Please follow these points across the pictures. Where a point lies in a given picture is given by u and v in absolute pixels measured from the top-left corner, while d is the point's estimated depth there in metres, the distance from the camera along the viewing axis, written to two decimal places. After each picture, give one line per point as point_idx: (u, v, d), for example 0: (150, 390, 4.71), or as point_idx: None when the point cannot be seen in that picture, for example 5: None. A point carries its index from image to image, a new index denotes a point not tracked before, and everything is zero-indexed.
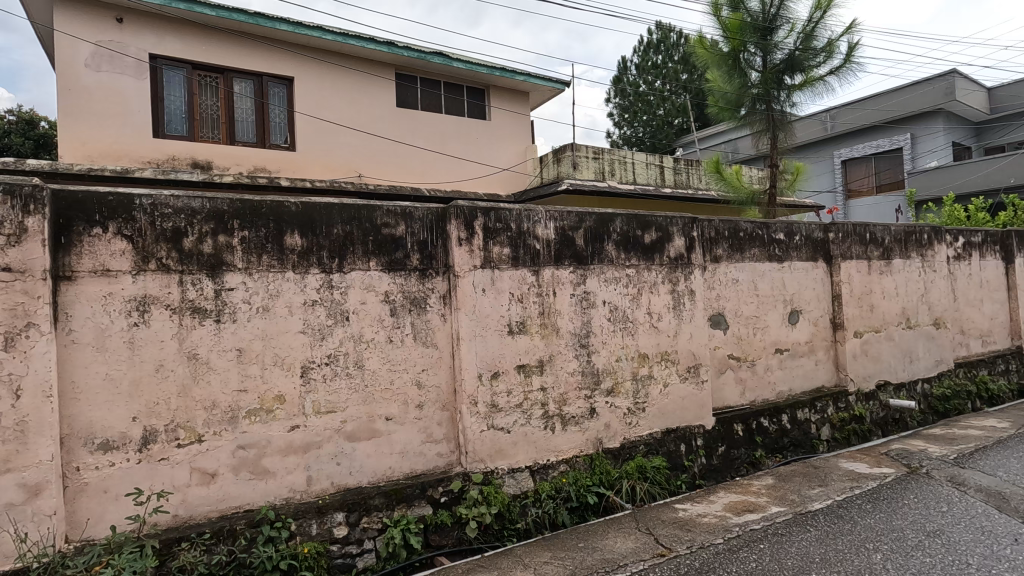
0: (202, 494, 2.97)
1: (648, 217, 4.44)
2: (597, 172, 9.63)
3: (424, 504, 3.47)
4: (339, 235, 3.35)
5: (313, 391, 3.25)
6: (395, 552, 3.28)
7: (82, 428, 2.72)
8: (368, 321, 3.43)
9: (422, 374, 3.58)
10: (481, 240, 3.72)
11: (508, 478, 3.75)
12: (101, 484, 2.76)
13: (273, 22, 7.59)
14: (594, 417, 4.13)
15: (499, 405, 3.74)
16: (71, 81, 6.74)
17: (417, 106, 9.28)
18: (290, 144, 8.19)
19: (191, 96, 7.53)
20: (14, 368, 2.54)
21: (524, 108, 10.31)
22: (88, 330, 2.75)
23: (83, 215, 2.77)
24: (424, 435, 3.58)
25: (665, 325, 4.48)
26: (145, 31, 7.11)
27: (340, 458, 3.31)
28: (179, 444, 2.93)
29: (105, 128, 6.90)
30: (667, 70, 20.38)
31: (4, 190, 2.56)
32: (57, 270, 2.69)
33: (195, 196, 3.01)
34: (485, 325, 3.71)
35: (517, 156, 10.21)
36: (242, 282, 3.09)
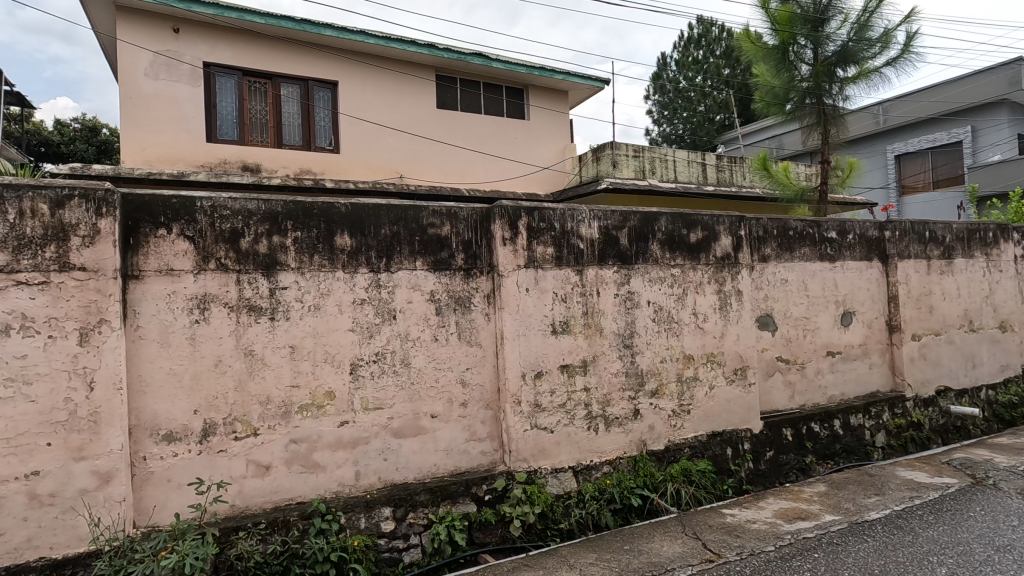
0: (257, 486, 3.08)
1: (693, 216, 4.36)
2: (638, 170, 9.49)
3: (468, 501, 3.50)
4: (387, 235, 3.42)
5: (361, 388, 3.33)
6: (440, 548, 3.32)
7: (148, 420, 2.87)
8: (415, 318, 3.48)
9: (467, 372, 3.62)
10: (526, 240, 3.73)
11: (551, 478, 3.75)
12: (165, 473, 2.90)
13: (318, 28, 7.79)
14: (638, 419, 4.08)
15: (543, 405, 3.75)
16: (132, 89, 7.10)
17: (457, 107, 9.36)
18: (334, 146, 8.39)
19: (242, 101, 7.81)
20: (88, 361, 2.69)
21: (563, 107, 10.25)
22: (153, 327, 2.89)
23: (148, 217, 2.90)
24: (469, 433, 3.62)
25: (711, 326, 4.39)
26: (199, 41, 7.42)
27: (387, 453, 3.38)
28: (237, 436, 3.04)
29: (163, 134, 7.24)
30: (709, 65, 19.93)
31: (79, 195, 2.72)
32: (126, 270, 2.83)
33: (251, 199, 3.12)
34: (529, 325, 3.72)
35: (556, 155, 10.16)
36: (295, 281, 3.19)
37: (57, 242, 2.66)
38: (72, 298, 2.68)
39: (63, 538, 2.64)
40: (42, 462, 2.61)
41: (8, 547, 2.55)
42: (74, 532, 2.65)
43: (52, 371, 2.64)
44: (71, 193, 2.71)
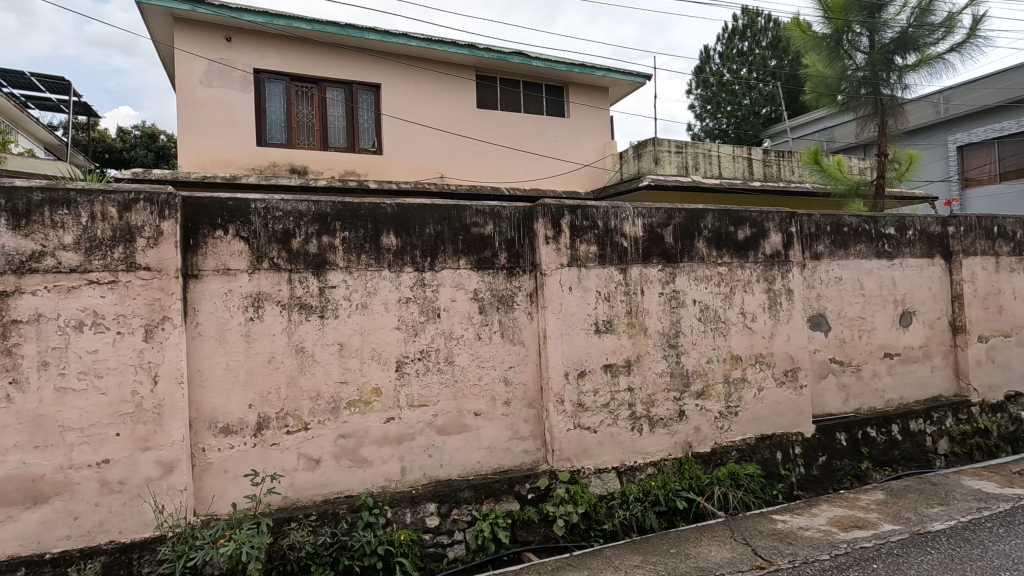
0: (308, 478, 3.17)
1: (741, 213, 4.24)
2: (681, 167, 9.31)
3: (511, 500, 3.51)
4: (431, 235, 3.46)
5: (407, 385, 3.38)
6: (484, 545, 3.35)
7: (206, 413, 3.00)
8: (458, 317, 3.51)
9: (510, 371, 3.63)
10: (569, 238, 3.71)
11: (595, 478, 3.72)
12: (222, 464, 3.03)
13: (362, 32, 7.95)
14: (683, 420, 4.00)
15: (586, 405, 3.72)
16: (188, 97, 7.43)
17: (497, 106, 9.39)
18: (377, 147, 8.56)
19: (290, 106, 8.06)
20: (153, 356, 2.84)
21: (605, 103, 10.13)
22: (211, 324, 3.01)
23: (207, 218, 3.02)
24: (511, 432, 3.63)
25: (760, 325, 4.26)
26: (250, 48, 7.69)
27: (432, 450, 3.43)
28: (288, 430, 3.14)
29: (217, 138, 7.55)
30: (755, 57, 19.35)
31: (144, 198, 2.87)
32: (187, 270, 2.96)
33: (301, 200, 3.22)
34: (572, 324, 3.70)
35: (597, 152, 10.06)
36: (344, 280, 3.27)
37: (125, 243, 2.81)
38: (138, 296, 2.82)
39: (130, 524, 2.79)
40: (111, 451, 2.77)
41: (82, 530, 2.72)
42: (140, 518, 2.81)
43: (121, 365, 2.79)
44: (136, 197, 2.86)
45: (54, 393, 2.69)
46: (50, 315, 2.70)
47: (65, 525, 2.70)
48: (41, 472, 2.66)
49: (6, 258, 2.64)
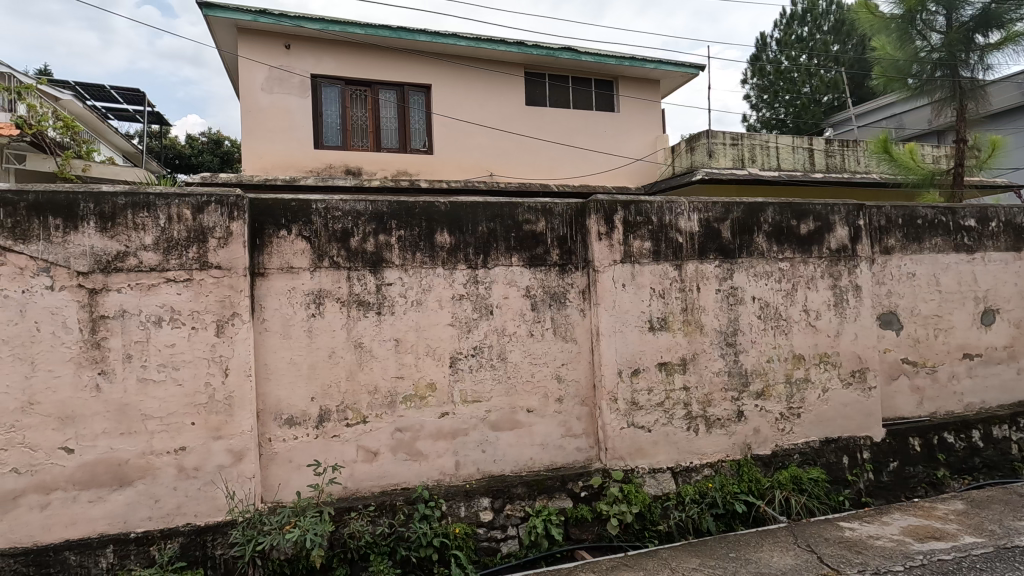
0: (366, 470, 3.27)
1: (803, 206, 4.06)
2: (736, 159, 9.01)
3: (564, 497, 3.51)
4: (484, 233, 3.49)
5: (460, 381, 3.43)
6: (537, 541, 3.36)
7: (272, 405, 3.14)
8: (510, 313, 3.53)
9: (562, 368, 3.62)
10: (622, 235, 3.65)
11: (649, 478, 3.66)
12: (287, 454, 3.16)
13: (413, 34, 8.10)
14: (742, 420, 3.88)
15: (639, 403, 3.66)
16: (251, 103, 7.79)
17: (546, 103, 9.36)
18: (428, 147, 8.70)
19: (345, 109, 8.32)
20: (224, 350, 3.00)
21: (656, 96, 9.91)
22: (276, 320, 3.15)
23: (272, 219, 3.16)
24: (564, 429, 3.62)
25: (825, 323, 4.06)
26: (308, 54, 7.98)
27: (485, 445, 3.46)
28: (348, 423, 3.25)
29: (277, 142, 7.88)
30: (815, 43, 18.61)
31: (215, 201, 3.02)
32: (253, 268, 3.10)
33: (359, 200, 3.31)
34: (625, 321, 3.64)
35: (648, 146, 9.85)
36: (399, 277, 3.35)
37: (198, 244, 2.98)
38: (211, 293, 2.99)
39: (205, 508, 2.96)
40: (188, 439, 2.94)
41: (162, 512, 2.91)
42: (213, 503, 2.97)
43: (195, 358, 2.96)
44: (208, 199, 3.02)
45: (137, 383, 2.89)
46: (133, 311, 2.89)
47: (147, 507, 2.89)
48: (127, 456, 2.87)
49: (94, 258, 2.85)
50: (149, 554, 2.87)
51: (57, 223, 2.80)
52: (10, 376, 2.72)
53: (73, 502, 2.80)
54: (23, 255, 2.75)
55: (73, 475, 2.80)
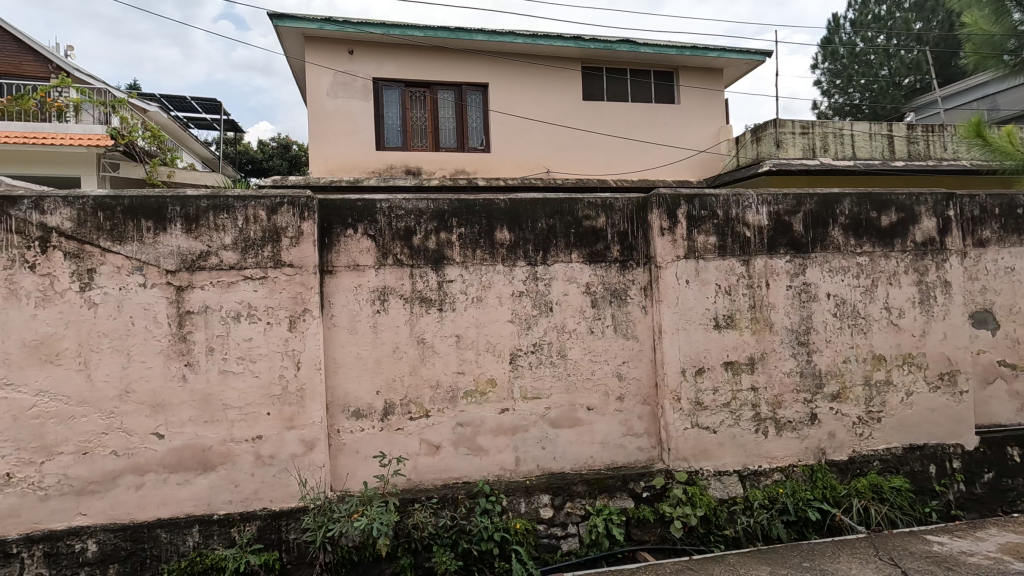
0: (429, 463, 3.35)
1: (884, 196, 3.79)
2: (806, 149, 8.55)
3: (626, 497, 3.45)
4: (543, 229, 3.48)
5: (521, 377, 3.44)
6: (598, 541, 3.33)
7: (340, 397, 3.26)
8: (571, 311, 3.50)
9: (623, 366, 3.56)
10: (686, 229, 3.55)
11: (714, 481, 3.54)
12: (354, 445, 3.28)
13: (470, 34, 8.21)
14: (816, 424, 3.68)
15: (704, 403, 3.55)
16: (317, 108, 8.11)
17: (604, 97, 9.22)
18: (485, 146, 8.78)
19: (405, 110, 8.52)
20: (296, 344, 3.14)
21: (719, 85, 9.54)
22: (344, 316, 3.27)
23: (339, 219, 3.27)
24: (625, 428, 3.56)
25: (909, 323, 3.79)
26: (370, 59, 8.23)
27: (546, 442, 3.46)
28: (411, 417, 3.33)
29: (342, 145, 8.17)
30: (895, 22, 17.45)
31: (287, 202, 3.16)
32: (323, 266, 3.24)
33: (421, 199, 3.37)
34: (688, 319, 3.54)
35: (710, 139, 9.50)
36: (460, 274, 3.39)
37: (272, 243, 3.14)
38: (284, 290, 3.14)
39: (280, 494, 3.12)
40: (263, 428, 3.11)
41: (242, 496, 3.09)
42: (287, 489, 3.13)
43: (270, 352, 3.12)
44: (281, 201, 3.16)
45: (219, 374, 3.08)
46: (215, 307, 3.08)
47: (228, 491, 3.08)
48: (210, 443, 3.06)
49: (181, 257, 3.05)
50: (230, 535, 3.06)
51: (148, 225, 3.02)
52: (109, 366, 2.97)
53: (163, 484, 3.02)
54: (120, 256, 2.99)
55: (163, 459, 3.02)
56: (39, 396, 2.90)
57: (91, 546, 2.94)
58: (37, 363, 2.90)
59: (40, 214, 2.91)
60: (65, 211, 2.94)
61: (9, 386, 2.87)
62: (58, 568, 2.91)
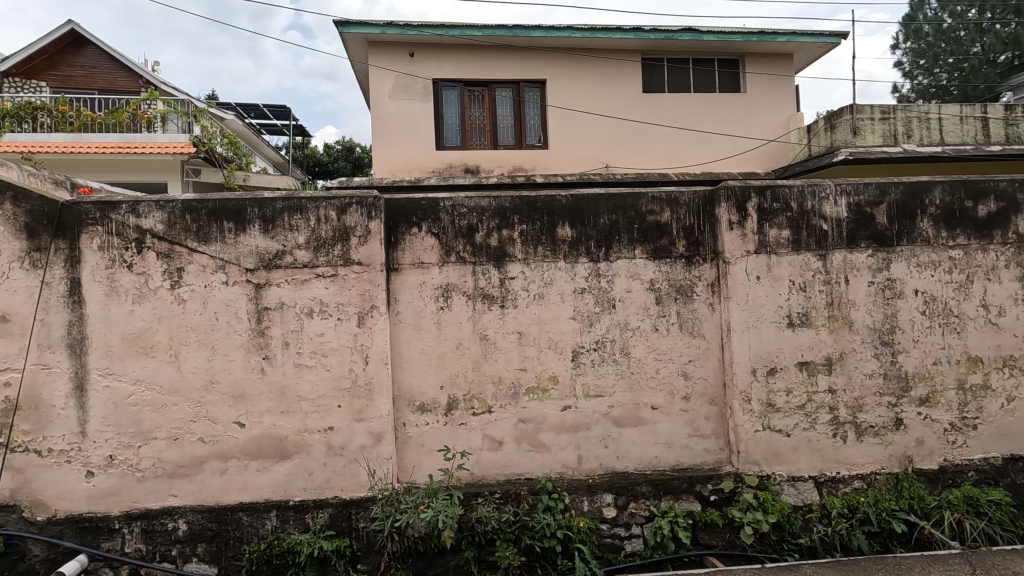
0: (492, 458, 3.38)
1: (981, 183, 3.48)
2: (887, 135, 8.00)
3: (692, 499, 3.35)
4: (606, 225, 3.42)
5: (583, 374, 3.41)
6: (663, 543, 3.25)
7: (406, 392, 3.35)
8: (634, 307, 3.44)
9: (689, 365, 3.45)
10: (757, 223, 3.39)
11: (788, 486, 3.38)
12: (420, 438, 3.36)
13: (528, 31, 8.23)
14: (901, 430, 3.44)
15: (776, 404, 3.39)
16: (380, 110, 8.35)
17: (665, 88, 8.97)
18: (543, 143, 8.75)
19: (464, 110, 8.63)
20: (365, 339, 3.25)
21: (789, 70, 9.06)
22: (409, 312, 3.35)
23: (405, 217, 3.35)
24: (691, 429, 3.46)
25: (1009, 322, 3.47)
26: (430, 61, 8.39)
27: (608, 441, 3.42)
28: (475, 412, 3.37)
29: (403, 146, 8.38)
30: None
31: (356, 202, 3.26)
32: (390, 264, 3.33)
33: (483, 196, 3.39)
34: (759, 317, 3.39)
35: (779, 128, 9.06)
36: (522, 271, 3.40)
37: (342, 242, 3.25)
38: (353, 287, 3.25)
39: (350, 483, 3.24)
40: (335, 420, 3.24)
41: (315, 484, 3.23)
42: (357, 479, 3.25)
43: (341, 347, 3.25)
44: (350, 201, 3.27)
45: (294, 367, 3.23)
46: (290, 303, 3.23)
47: (303, 478, 3.23)
48: (286, 433, 3.22)
49: (259, 256, 3.22)
50: (305, 520, 3.21)
51: (230, 226, 3.21)
52: (196, 359, 3.18)
53: (245, 470, 3.21)
54: (205, 255, 3.19)
55: (245, 447, 3.21)
56: (136, 385, 3.15)
57: (182, 525, 3.16)
58: (134, 355, 3.14)
59: (135, 217, 3.15)
60: (157, 214, 3.17)
61: (111, 375, 3.13)
62: (153, 544, 3.15)
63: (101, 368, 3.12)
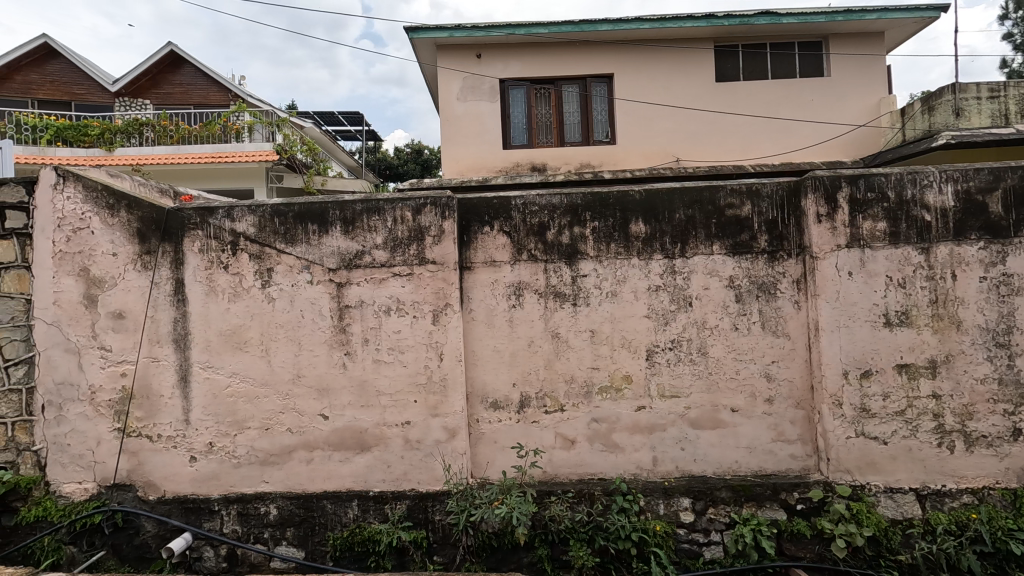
0: (564, 457, 3.36)
1: None
2: (996, 115, 7.26)
3: (777, 508, 3.19)
4: (681, 220, 3.31)
5: (658, 374, 3.32)
6: (745, 552, 3.11)
7: (480, 389, 3.40)
8: (712, 305, 3.30)
9: (773, 366, 3.28)
10: (848, 215, 3.17)
11: (885, 498, 3.14)
12: (493, 435, 3.40)
13: (595, 25, 8.15)
14: (1019, 440, 3.11)
15: (871, 409, 3.16)
16: (448, 112, 8.53)
17: (740, 76, 8.57)
18: (611, 138, 8.61)
19: (531, 108, 8.65)
20: (439, 337, 3.33)
21: (880, 49, 8.40)
22: (482, 310, 3.39)
23: (477, 217, 3.39)
24: (775, 433, 3.29)
25: None
26: (497, 61, 8.46)
27: (685, 443, 3.31)
28: (547, 410, 3.37)
29: (471, 146, 8.52)
30: None
31: (430, 203, 3.34)
32: (463, 263, 3.38)
33: (555, 194, 3.38)
34: (852, 315, 3.16)
35: (868, 112, 8.42)
36: (594, 268, 3.35)
37: (417, 242, 3.34)
38: (428, 285, 3.33)
39: (426, 477, 3.33)
40: (412, 415, 3.34)
41: (393, 476, 3.35)
42: (432, 473, 3.33)
43: (417, 344, 3.34)
44: (425, 201, 3.35)
45: (373, 363, 3.35)
46: (368, 301, 3.36)
47: (381, 471, 3.35)
48: (366, 426, 3.36)
49: (340, 256, 3.37)
50: (384, 511, 3.33)
51: (313, 228, 3.38)
52: (284, 354, 3.38)
53: (328, 460, 3.37)
54: (291, 256, 3.37)
55: (328, 438, 3.37)
56: (232, 377, 3.38)
57: (272, 510, 3.37)
58: (230, 349, 3.38)
59: (230, 222, 3.38)
60: (249, 218, 3.39)
61: (210, 367, 3.38)
62: (248, 526, 3.37)
63: (202, 361, 3.38)
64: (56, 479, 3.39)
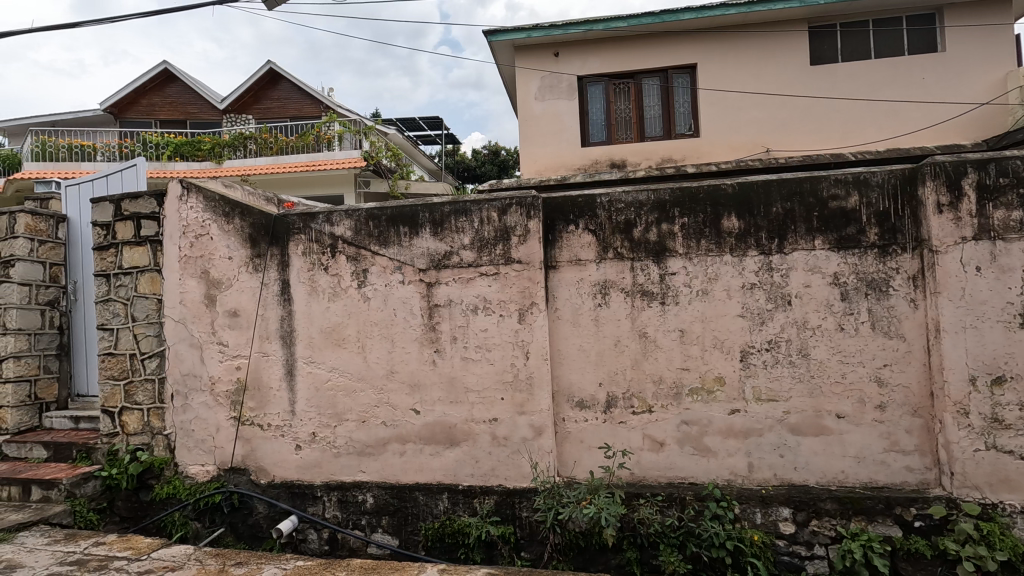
0: (653, 459, 3.29)
1: None
2: None
3: (890, 524, 2.94)
4: (779, 214, 3.14)
5: (753, 376, 3.17)
6: (854, 569, 2.88)
7: (565, 388, 3.39)
8: (814, 304, 3.10)
9: (884, 370, 3.03)
10: (975, 203, 2.86)
11: (1022, 520, 2.81)
12: (579, 435, 3.38)
13: (676, 14, 7.88)
14: None
15: (1004, 420, 2.84)
16: (527, 113, 8.60)
17: (838, 57, 7.97)
18: (694, 131, 8.29)
19: (610, 104, 8.50)
20: (525, 335, 3.36)
21: (1007, 17, 7.52)
22: (567, 308, 3.38)
23: (562, 216, 3.39)
24: (888, 442, 3.03)
25: None
26: (574, 58, 8.41)
27: (784, 450, 3.14)
28: (635, 411, 3.31)
29: (549, 146, 8.54)
30: None
31: (516, 203, 3.38)
32: (548, 262, 3.39)
33: (642, 190, 3.31)
34: (980, 315, 2.85)
35: (992, 88, 7.56)
36: (683, 266, 3.25)
37: (504, 241, 3.39)
38: (514, 284, 3.38)
39: (513, 473, 3.38)
40: (499, 412, 3.40)
41: (481, 471, 3.42)
42: (520, 470, 3.37)
43: (504, 342, 3.39)
44: (511, 202, 3.39)
45: (461, 361, 3.45)
46: (457, 300, 3.46)
47: (470, 466, 3.44)
48: (455, 421, 3.46)
49: (430, 257, 3.49)
50: (472, 505, 3.41)
51: (405, 231, 3.52)
52: (379, 350, 3.55)
53: (420, 454, 3.50)
54: (385, 257, 3.54)
55: (420, 432, 3.50)
56: (332, 372, 3.60)
57: (369, 499, 3.55)
58: (330, 346, 3.60)
59: (329, 226, 3.60)
60: (346, 222, 3.58)
61: (313, 363, 3.62)
62: (347, 512, 3.58)
63: (306, 356, 3.63)
64: (184, 461, 3.78)
